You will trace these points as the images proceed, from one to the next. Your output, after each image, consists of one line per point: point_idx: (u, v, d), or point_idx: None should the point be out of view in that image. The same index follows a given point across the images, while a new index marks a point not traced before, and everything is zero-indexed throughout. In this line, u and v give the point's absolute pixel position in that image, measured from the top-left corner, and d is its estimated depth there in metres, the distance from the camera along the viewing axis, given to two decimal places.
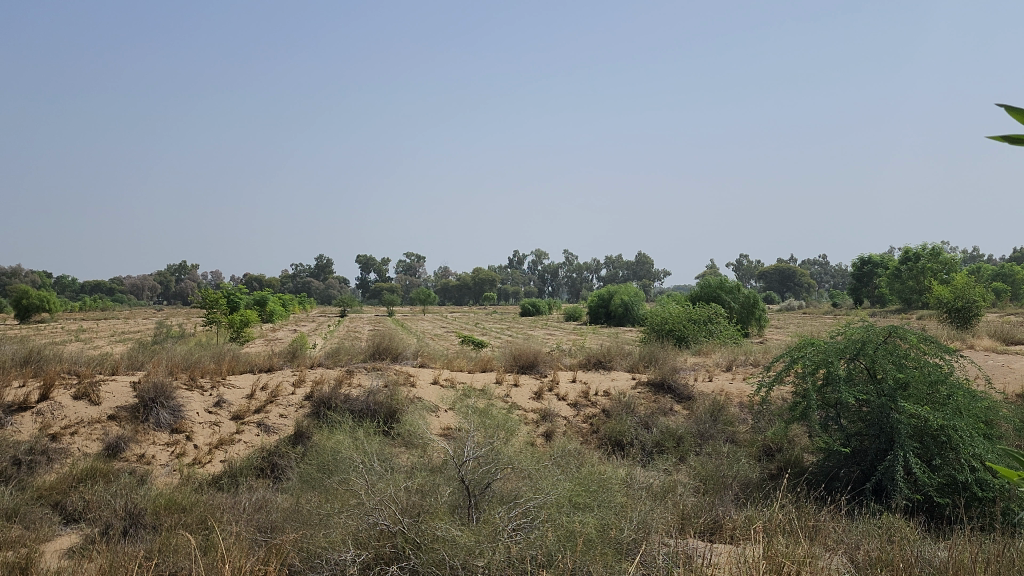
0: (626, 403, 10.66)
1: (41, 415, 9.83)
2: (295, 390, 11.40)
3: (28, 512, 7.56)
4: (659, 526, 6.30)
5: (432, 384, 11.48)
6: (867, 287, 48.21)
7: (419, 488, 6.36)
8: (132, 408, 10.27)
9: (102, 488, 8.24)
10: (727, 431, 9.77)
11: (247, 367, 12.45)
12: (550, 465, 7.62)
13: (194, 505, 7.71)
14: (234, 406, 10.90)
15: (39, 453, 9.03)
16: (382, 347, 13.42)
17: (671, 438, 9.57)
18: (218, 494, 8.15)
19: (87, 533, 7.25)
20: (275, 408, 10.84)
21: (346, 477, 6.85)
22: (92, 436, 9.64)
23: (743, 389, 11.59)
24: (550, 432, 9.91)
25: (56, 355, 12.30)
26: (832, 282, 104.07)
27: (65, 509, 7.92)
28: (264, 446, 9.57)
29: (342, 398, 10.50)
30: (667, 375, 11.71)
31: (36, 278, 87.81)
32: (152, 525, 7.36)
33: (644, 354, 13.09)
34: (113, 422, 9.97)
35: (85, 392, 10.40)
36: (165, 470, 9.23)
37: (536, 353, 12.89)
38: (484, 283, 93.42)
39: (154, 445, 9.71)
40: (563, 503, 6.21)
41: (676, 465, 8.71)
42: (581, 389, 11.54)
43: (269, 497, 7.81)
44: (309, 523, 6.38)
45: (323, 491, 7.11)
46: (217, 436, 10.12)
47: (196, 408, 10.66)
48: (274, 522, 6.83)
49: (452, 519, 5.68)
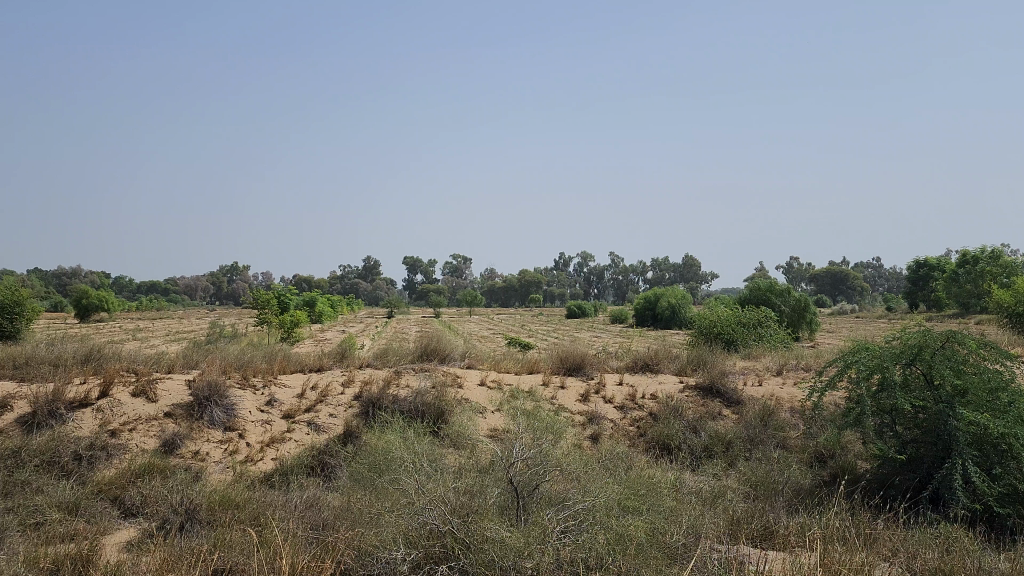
0: (674, 407, 10.58)
1: (101, 411, 10.13)
2: (344, 390, 11.55)
3: (88, 507, 7.78)
4: (709, 532, 6.25)
5: (479, 385, 11.53)
6: (923, 290, 47.00)
7: (468, 489, 6.39)
8: (188, 406, 10.53)
9: (159, 483, 8.45)
10: (777, 436, 9.64)
11: (297, 367, 12.65)
12: (598, 468, 7.59)
13: (247, 502, 7.86)
14: (286, 405, 11.09)
15: (99, 448, 9.30)
16: (430, 348, 13.52)
17: (721, 443, 9.47)
18: (270, 492, 8.29)
19: (145, 527, 7.44)
20: (324, 408, 11.00)
21: (396, 477, 6.92)
22: (149, 433, 9.90)
23: (794, 394, 11.40)
24: (597, 435, 9.88)
25: (115, 354, 12.64)
26: (884, 285, 101.75)
27: (123, 503, 8.14)
28: (314, 446, 9.71)
29: (391, 398, 10.62)
30: (716, 379, 11.58)
31: (94, 279, 90.71)
32: (207, 519, 7.53)
33: (692, 357, 12.96)
34: (169, 419, 10.22)
35: (141, 389, 10.67)
36: (218, 467, 9.42)
37: (584, 355, 12.85)
38: (529, 285, 93.38)
39: (208, 442, 9.93)
40: (611, 507, 6.19)
41: (725, 470, 8.62)
42: (627, 391, 11.48)
43: (319, 496, 7.92)
44: (360, 523, 6.46)
45: (374, 490, 7.19)
46: (268, 435, 10.31)
47: (249, 407, 10.87)
48: (326, 520, 6.93)
49: (501, 520, 5.70)
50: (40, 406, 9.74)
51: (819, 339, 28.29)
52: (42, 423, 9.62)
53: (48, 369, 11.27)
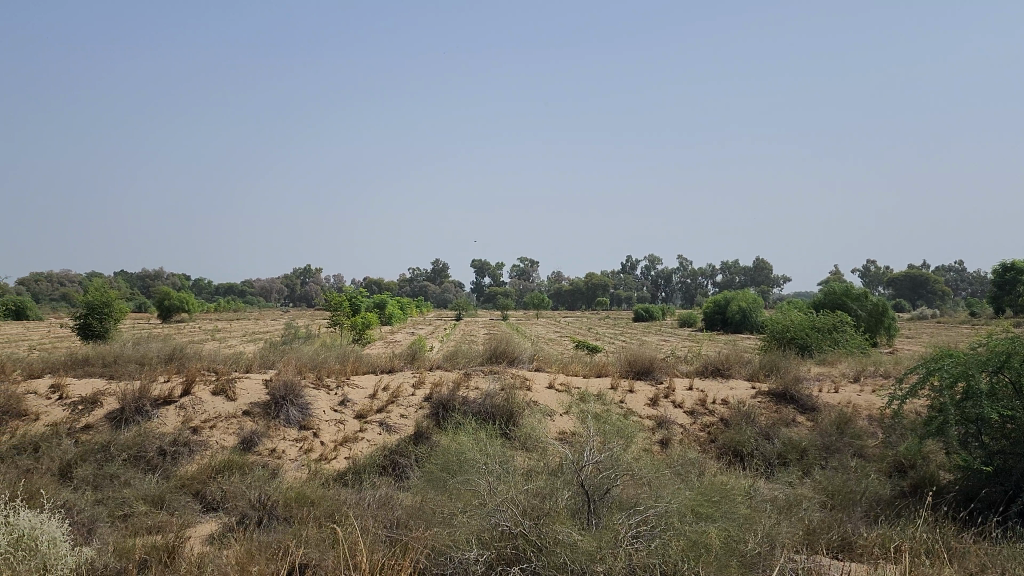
0: (746, 412, 10.42)
1: (183, 408, 10.53)
2: (415, 391, 11.73)
3: (172, 501, 8.08)
4: (785, 542, 6.14)
5: (548, 388, 11.56)
6: (1010, 295, 44.97)
7: (539, 492, 6.43)
8: (265, 405, 10.86)
9: (238, 479, 8.73)
10: (854, 444, 9.40)
11: (370, 368, 12.91)
12: (669, 474, 7.52)
13: (322, 499, 8.05)
14: (358, 405, 11.32)
15: (182, 444, 9.66)
16: (499, 350, 13.60)
17: (795, 450, 9.28)
18: (344, 490, 8.47)
19: (226, 521, 7.70)
20: (396, 408, 11.20)
21: (468, 478, 7.00)
22: (229, 430, 10.25)
23: (872, 402, 11.09)
24: (667, 439, 9.80)
25: (196, 354, 13.09)
26: (967, 289, 97.75)
27: (205, 498, 8.44)
28: (386, 446, 9.90)
29: (461, 400, 10.72)
30: (790, 385, 11.35)
31: (174, 280, 94.32)
32: (284, 515, 7.74)
33: (765, 361, 12.73)
34: (248, 417, 10.56)
35: (221, 389, 11.06)
36: (294, 465, 9.67)
37: (653, 358, 12.74)
38: (595, 289, 92.86)
39: (285, 440, 10.21)
40: (684, 514, 6.15)
41: (800, 478, 8.44)
42: (698, 396, 11.35)
43: (392, 495, 8.07)
44: (433, 523, 6.56)
45: (446, 490, 7.29)
46: (341, 434, 10.54)
47: (323, 407, 11.14)
48: (400, 518, 7.06)
49: (574, 524, 5.71)
50: (127, 403, 10.18)
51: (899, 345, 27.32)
52: (129, 419, 10.05)
53: (134, 367, 11.78)
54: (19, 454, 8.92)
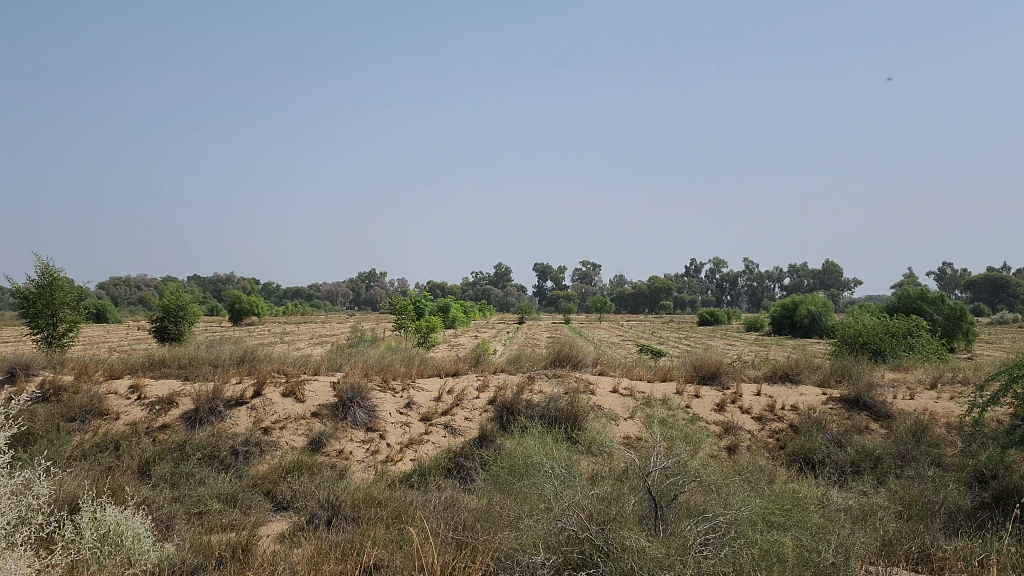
0: (816, 419, 10.18)
1: (255, 409, 10.81)
2: (479, 394, 11.79)
3: (245, 499, 8.29)
4: (860, 553, 5.97)
5: (612, 392, 11.49)
6: None
7: (605, 497, 6.38)
8: (333, 406, 11.07)
9: (307, 480, 8.91)
10: (932, 453, 9.08)
11: (434, 371, 13.04)
12: (738, 481, 7.39)
13: (388, 501, 8.15)
14: (423, 407, 11.45)
15: (253, 444, 9.92)
16: (562, 354, 13.58)
17: (868, 458, 9.01)
18: (410, 492, 8.57)
19: (296, 521, 7.86)
20: (460, 411, 11.28)
21: (534, 481, 7.01)
22: (298, 431, 10.47)
23: (950, 409, 10.71)
24: (734, 445, 9.65)
25: (266, 356, 13.43)
26: None
27: (276, 497, 8.64)
28: (451, 448, 9.98)
29: (524, 404, 10.72)
30: (862, 392, 11.04)
31: (243, 285, 97.00)
32: (352, 515, 7.86)
33: (836, 367, 12.42)
34: (316, 419, 10.77)
35: (291, 390, 11.32)
36: (361, 466, 9.83)
37: (719, 363, 12.55)
38: (658, 292, 91.83)
39: (352, 442, 10.39)
40: (755, 522, 6.03)
41: (874, 487, 8.20)
42: (766, 402, 11.13)
43: (458, 497, 8.14)
44: (500, 526, 6.58)
45: (512, 493, 7.32)
46: (407, 436, 10.67)
47: (389, 409, 11.31)
48: (467, 519, 7.11)
49: (641, 529, 5.64)
50: (202, 403, 10.50)
51: (980, 351, 26.21)
52: (204, 419, 10.36)
53: (208, 369, 12.15)
54: (101, 451, 9.29)
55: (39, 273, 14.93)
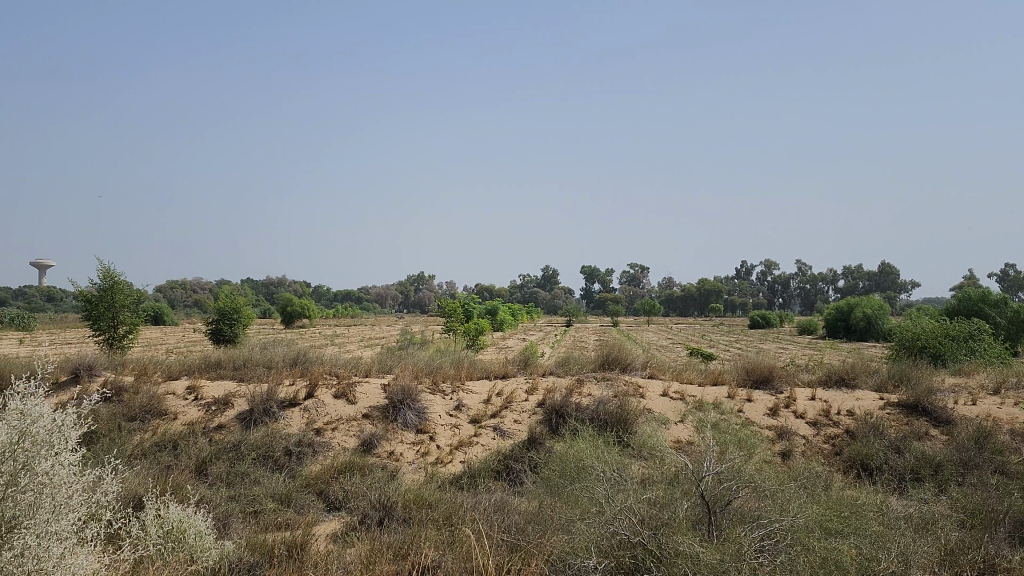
0: (873, 424, 9.96)
1: (307, 410, 10.97)
2: (528, 397, 11.79)
3: (299, 499, 8.42)
4: (922, 562, 5.80)
5: (662, 395, 11.39)
6: None
7: (657, 502, 6.33)
8: (384, 408, 11.19)
9: (359, 480, 9.02)
10: (996, 461, 8.79)
11: (483, 373, 13.08)
12: (793, 487, 7.26)
13: (439, 502, 8.20)
14: (473, 410, 11.50)
15: (306, 445, 10.07)
16: (611, 357, 13.51)
17: (928, 465, 8.77)
18: (460, 493, 8.61)
19: (348, 521, 7.95)
20: (509, 413, 11.30)
21: (585, 485, 6.99)
22: (350, 432, 10.60)
23: (1015, 416, 10.36)
24: (788, 451, 9.49)
25: (319, 358, 13.63)
26: None
27: (328, 497, 8.76)
28: (501, 451, 10.00)
29: (574, 407, 10.69)
30: (921, 397, 10.75)
31: (293, 288, 98.67)
32: (403, 516, 7.92)
33: (894, 371, 12.12)
34: (367, 420, 10.89)
35: (342, 392, 11.48)
36: (412, 467, 9.91)
37: (772, 366, 12.35)
38: (707, 294, 90.82)
39: (403, 443, 10.48)
40: (811, 529, 5.92)
41: (935, 495, 7.97)
42: (821, 407, 10.92)
43: (508, 499, 8.15)
44: (551, 529, 6.56)
45: (564, 496, 7.31)
46: (457, 438, 10.72)
47: (439, 411, 11.38)
48: (518, 521, 7.12)
49: (695, 535, 5.57)
50: (256, 404, 10.70)
51: None
52: (258, 419, 10.56)
53: (262, 370, 12.38)
54: (160, 450, 9.53)
55: (101, 276, 15.40)
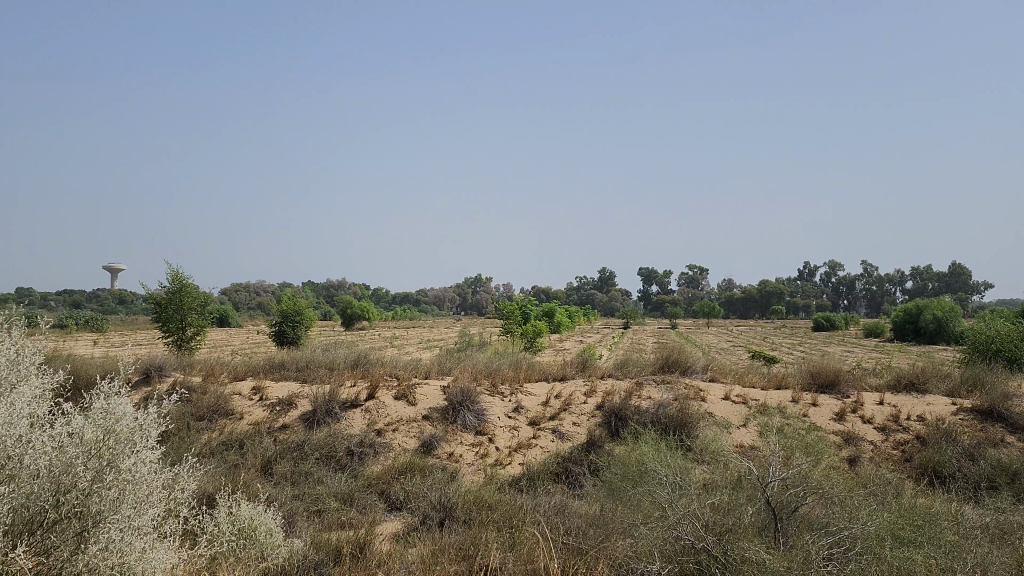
0: (945, 431, 9.64)
1: (369, 412, 11.12)
2: (587, 399, 11.74)
3: (361, 499, 8.53)
4: (1001, 573, 5.58)
5: (724, 399, 11.21)
6: None
7: (720, 507, 6.23)
8: (443, 410, 11.27)
9: (419, 481, 9.09)
10: None
11: (542, 375, 13.08)
12: (863, 494, 7.07)
13: (499, 504, 8.22)
14: (531, 412, 11.51)
15: (368, 445, 10.20)
16: (671, 360, 13.36)
17: (1005, 473, 8.43)
18: (520, 496, 8.61)
19: (409, 521, 8.02)
20: (568, 416, 11.28)
21: (647, 489, 6.93)
22: (410, 433, 10.70)
23: None
24: (856, 457, 9.26)
25: (379, 360, 13.81)
26: None
27: (389, 497, 8.86)
28: (560, 453, 9.99)
29: (633, 409, 10.60)
30: (997, 402, 10.36)
31: (351, 290, 100.27)
32: (463, 517, 7.96)
33: (967, 376, 11.71)
34: (427, 422, 10.98)
35: (403, 393, 11.61)
36: (471, 468, 9.96)
37: (838, 370, 12.04)
38: (768, 296, 89.10)
39: (462, 444, 10.54)
40: (883, 538, 5.74)
41: (1012, 504, 7.66)
42: (889, 412, 10.62)
43: (568, 502, 8.12)
44: (613, 533, 6.52)
45: (625, 500, 7.26)
46: (516, 440, 10.74)
47: (498, 413, 11.41)
48: (578, 524, 7.09)
49: (761, 541, 5.45)
50: (319, 404, 10.89)
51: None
52: (321, 420, 10.75)
53: (325, 372, 12.60)
54: (227, 449, 9.77)
55: (170, 280, 15.88)
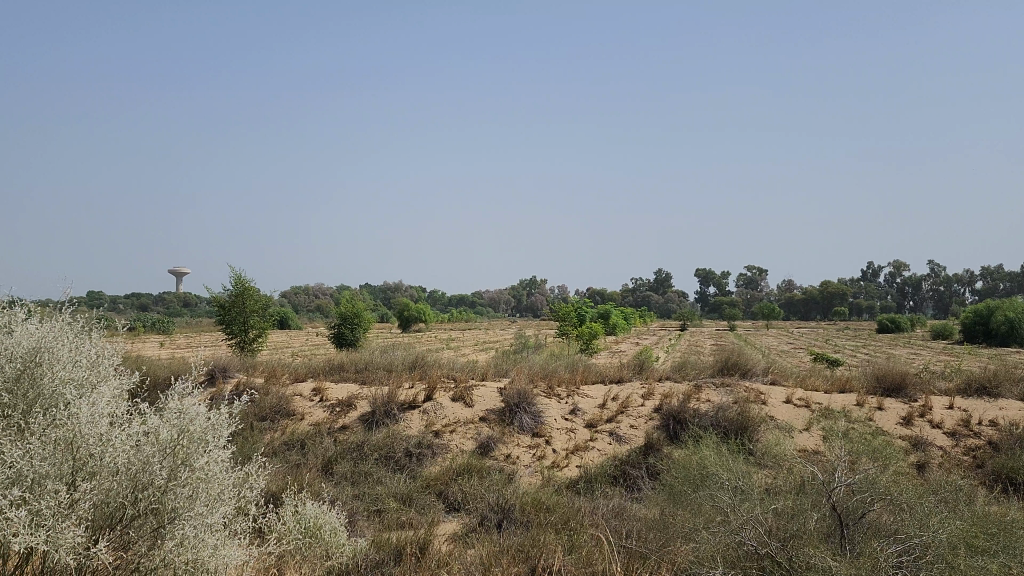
0: (1020, 436, 9.29)
1: (426, 413, 11.22)
2: (645, 402, 11.64)
3: (420, 500, 8.61)
4: None
5: (785, 402, 11.00)
6: None
7: (784, 512, 6.10)
8: (500, 411, 11.31)
9: (477, 482, 9.13)
10: None
11: (598, 378, 13.01)
12: (933, 501, 6.85)
13: (557, 506, 8.20)
14: (588, 414, 11.47)
15: (426, 446, 10.29)
16: (730, 362, 13.16)
17: None
18: (578, 498, 8.58)
19: (467, 522, 8.05)
20: (625, 418, 11.20)
21: (708, 494, 6.84)
22: (467, 435, 10.76)
23: None
24: (924, 463, 8.98)
25: (436, 362, 13.93)
26: None
27: (447, 498, 8.92)
28: (617, 456, 9.93)
29: (692, 413, 10.48)
30: None
31: (406, 293, 101.39)
32: (521, 518, 7.96)
33: None
34: (484, 423, 11.03)
35: (460, 395, 11.68)
36: (529, 470, 9.96)
37: (905, 373, 11.70)
38: (829, 298, 87.06)
39: (519, 446, 10.55)
40: (955, 547, 5.56)
41: None
42: (960, 416, 10.28)
43: (626, 505, 8.07)
44: (673, 538, 6.46)
45: (685, 504, 7.18)
46: (573, 442, 10.71)
47: (554, 415, 11.40)
48: (638, 527, 7.05)
49: (826, 547, 5.33)
50: (378, 406, 11.04)
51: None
52: (380, 421, 10.89)
53: (383, 374, 12.75)
54: (289, 449, 9.97)
55: (232, 283, 16.28)
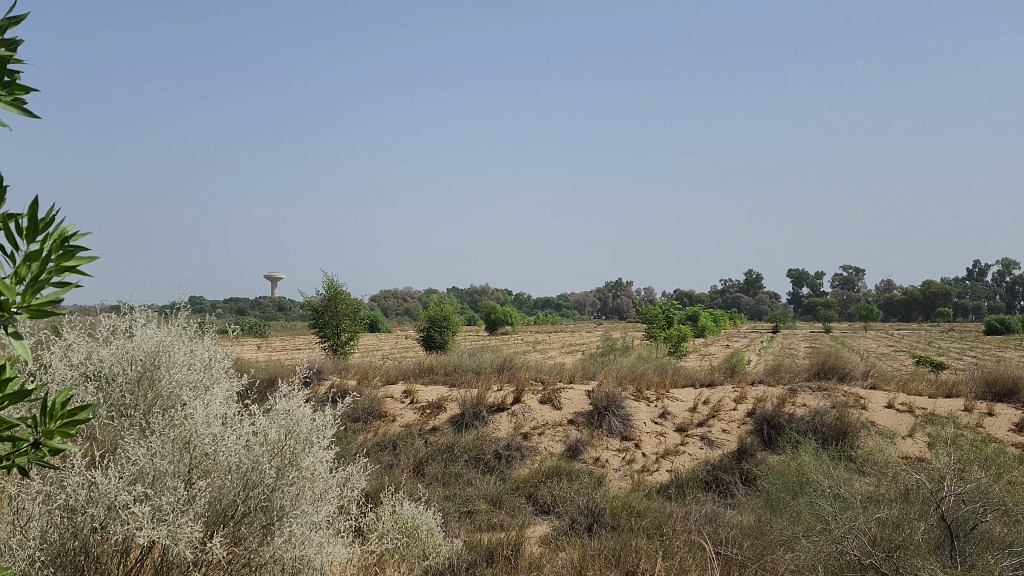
0: None
1: (515, 415, 11.28)
2: (737, 406, 11.39)
3: (510, 501, 8.66)
4: None
5: (887, 407, 10.57)
6: None
7: (889, 522, 5.86)
8: (589, 414, 11.27)
9: (566, 485, 9.13)
10: None
11: (688, 380, 12.81)
12: None
13: (648, 511, 8.11)
14: (679, 418, 11.31)
15: (515, 448, 10.34)
16: (827, 365, 12.74)
17: None
18: (669, 503, 8.47)
19: (557, 524, 8.05)
20: (717, 423, 10.99)
21: (807, 500, 6.64)
22: (556, 437, 10.77)
23: None
24: None
25: (524, 364, 14.00)
26: None
27: (537, 500, 8.94)
28: (709, 461, 9.75)
29: (787, 418, 10.20)
30: None
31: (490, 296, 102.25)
32: (612, 522, 7.91)
33: None
34: (573, 426, 11.01)
35: (548, 398, 11.70)
36: (618, 474, 9.89)
37: (1018, 377, 11.07)
38: (930, 298, 83.23)
39: (607, 450, 10.49)
40: None
41: None
42: None
43: (720, 511, 7.91)
44: (771, 546, 6.30)
45: (782, 511, 7.00)
46: (662, 447, 10.58)
47: (644, 418, 11.29)
48: (734, 533, 6.91)
49: (936, 559, 5.10)
50: (467, 408, 11.16)
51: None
52: (469, 422, 11.01)
53: (472, 376, 12.90)
54: (382, 450, 10.19)
55: (326, 287, 16.76)
